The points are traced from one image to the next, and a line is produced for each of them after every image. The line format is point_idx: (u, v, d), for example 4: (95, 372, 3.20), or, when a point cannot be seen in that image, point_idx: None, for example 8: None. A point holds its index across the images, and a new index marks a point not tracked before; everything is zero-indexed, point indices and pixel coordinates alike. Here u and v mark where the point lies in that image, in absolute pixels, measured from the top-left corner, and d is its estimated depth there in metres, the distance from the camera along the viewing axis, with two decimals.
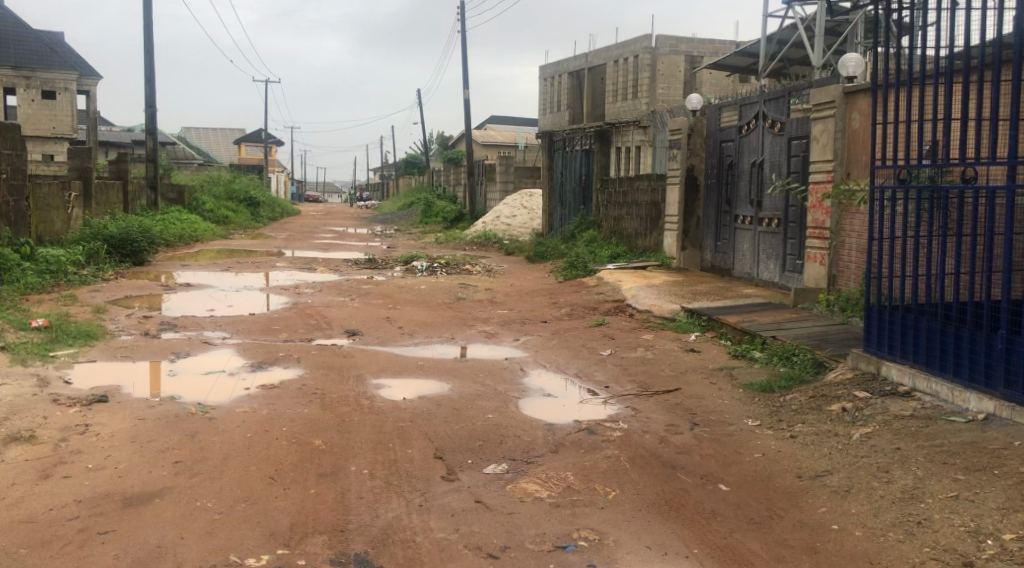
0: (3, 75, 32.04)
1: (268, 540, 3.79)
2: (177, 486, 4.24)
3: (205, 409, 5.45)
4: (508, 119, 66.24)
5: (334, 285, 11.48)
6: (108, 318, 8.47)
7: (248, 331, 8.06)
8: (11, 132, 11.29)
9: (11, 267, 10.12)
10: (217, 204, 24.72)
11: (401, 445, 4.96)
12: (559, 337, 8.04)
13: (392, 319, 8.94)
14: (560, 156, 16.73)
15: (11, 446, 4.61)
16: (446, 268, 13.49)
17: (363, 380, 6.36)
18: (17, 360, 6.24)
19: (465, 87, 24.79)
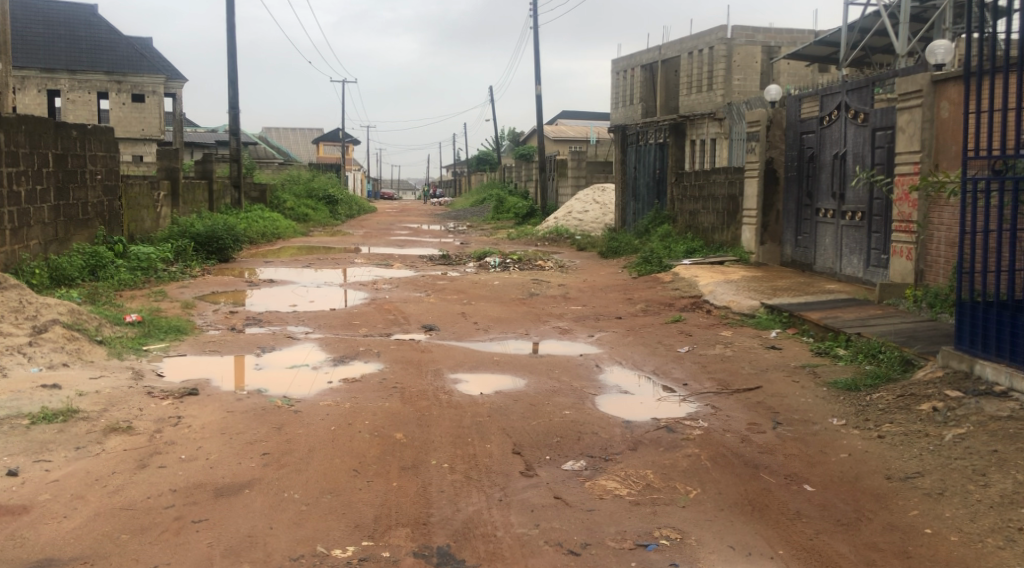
0: (97, 80, 33.41)
1: (354, 532, 3.87)
2: (265, 477, 4.37)
3: (290, 402, 5.59)
4: (581, 115, 65.99)
5: (411, 281, 11.62)
6: (196, 313, 8.76)
7: (330, 326, 8.25)
8: (105, 135, 11.79)
9: (106, 265, 10.56)
10: (297, 202, 25.31)
11: (480, 440, 5.00)
12: (635, 334, 7.99)
13: (468, 314, 9.01)
14: (633, 150, 16.57)
15: (111, 436, 4.81)
16: (519, 264, 13.53)
17: (440, 374, 6.44)
18: (113, 354, 6.52)
19: (538, 83, 24.80)
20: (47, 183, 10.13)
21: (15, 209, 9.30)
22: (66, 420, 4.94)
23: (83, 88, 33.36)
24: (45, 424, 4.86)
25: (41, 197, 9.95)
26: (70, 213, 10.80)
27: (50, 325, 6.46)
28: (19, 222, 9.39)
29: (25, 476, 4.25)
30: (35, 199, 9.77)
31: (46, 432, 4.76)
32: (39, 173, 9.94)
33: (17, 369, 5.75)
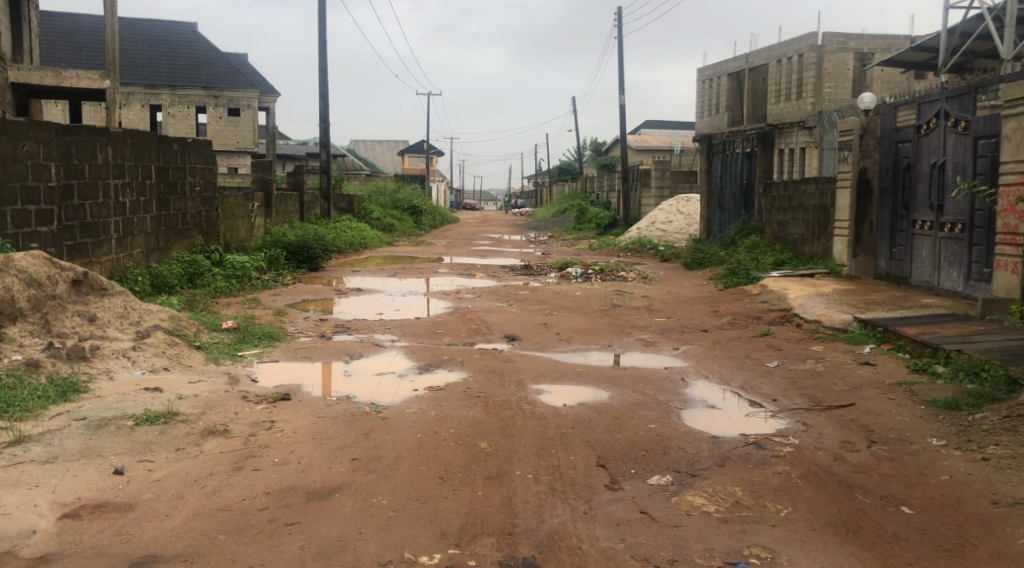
0: (195, 95, 34.71)
1: (440, 539, 3.91)
2: (353, 482, 4.45)
3: (378, 409, 5.70)
4: (665, 125, 65.40)
5: (493, 291, 11.70)
6: (288, 320, 9.01)
7: (415, 334, 8.37)
8: (204, 148, 12.24)
9: (203, 273, 10.95)
10: (383, 212, 25.79)
11: (564, 451, 4.99)
12: (722, 347, 7.85)
13: (551, 325, 9.01)
14: (719, 159, 16.31)
15: (209, 438, 4.99)
16: (602, 274, 13.47)
17: (523, 384, 6.45)
18: (210, 359, 6.76)
19: (622, 93, 24.68)
20: (150, 195, 10.58)
21: (120, 219, 9.73)
22: (168, 422, 5.15)
23: (183, 103, 34.69)
24: (148, 425, 5.06)
25: (144, 208, 10.40)
26: (171, 222, 11.26)
27: (151, 332, 6.75)
28: (123, 232, 9.82)
29: (129, 475, 4.44)
30: (138, 210, 10.22)
31: (149, 433, 4.96)
32: (142, 185, 10.38)
33: (121, 372, 6.01)
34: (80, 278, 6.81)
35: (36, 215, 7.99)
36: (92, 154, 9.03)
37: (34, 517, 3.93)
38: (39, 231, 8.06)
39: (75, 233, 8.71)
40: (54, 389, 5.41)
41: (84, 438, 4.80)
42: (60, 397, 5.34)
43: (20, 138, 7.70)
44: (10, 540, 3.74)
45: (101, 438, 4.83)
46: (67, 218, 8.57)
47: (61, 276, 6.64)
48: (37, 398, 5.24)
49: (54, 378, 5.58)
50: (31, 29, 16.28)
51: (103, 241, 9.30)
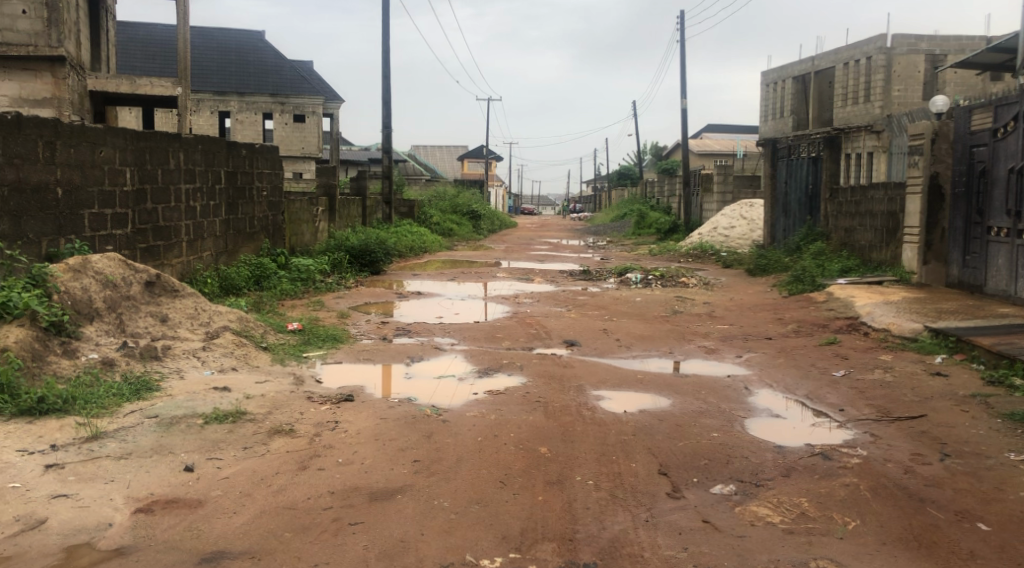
0: (262, 102, 35.47)
1: (501, 543, 3.92)
2: (416, 484, 4.49)
3: (438, 411, 5.74)
4: (727, 129, 64.62)
5: (552, 296, 11.69)
6: (351, 323, 9.13)
7: (475, 338, 8.41)
8: (271, 154, 12.49)
9: (269, 275, 11.18)
10: (442, 217, 25.98)
11: (625, 458, 4.96)
12: (786, 355, 7.72)
13: (611, 331, 8.97)
14: (784, 164, 16.02)
15: (275, 437, 5.08)
16: (662, 280, 13.35)
17: (583, 390, 6.42)
18: (276, 359, 6.90)
19: (684, 97, 24.46)
20: (219, 199, 10.85)
21: (191, 223, 10.00)
22: (235, 421, 5.26)
23: (250, 109, 35.43)
24: (217, 424, 5.19)
25: (213, 212, 10.67)
26: (238, 226, 11.54)
27: (220, 333, 6.92)
28: (193, 235, 10.09)
29: (199, 472, 4.55)
30: (208, 214, 10.49)
31: (218, 432, 5.08)
32: (212, 190, 10.65)
33: (192, 372, 6.17)
34: (153, 280, 7.02)
35: (112, 219, 8.24)
36: (164, 159, 9.28)
37: (110, 511, 4.06)
38: (115, 233, 8.30)
39: (148, 236, 8.96)
40: (128, 387, 5.58)
41: (156, 435, 4.94)
42: (133, 395, 5.50)
43: (99, 143, 7.93)
44: (89, 532, 3.87)
45: (173, 436, 4.96)
46: (141, 221, 8.82)
47: (136, 278, 6.86)
48: (112, 396, 5.41)
49: (128, 377, 5.75)
50: (107, 38, 16.80)
51: (174, 244, 9.57)
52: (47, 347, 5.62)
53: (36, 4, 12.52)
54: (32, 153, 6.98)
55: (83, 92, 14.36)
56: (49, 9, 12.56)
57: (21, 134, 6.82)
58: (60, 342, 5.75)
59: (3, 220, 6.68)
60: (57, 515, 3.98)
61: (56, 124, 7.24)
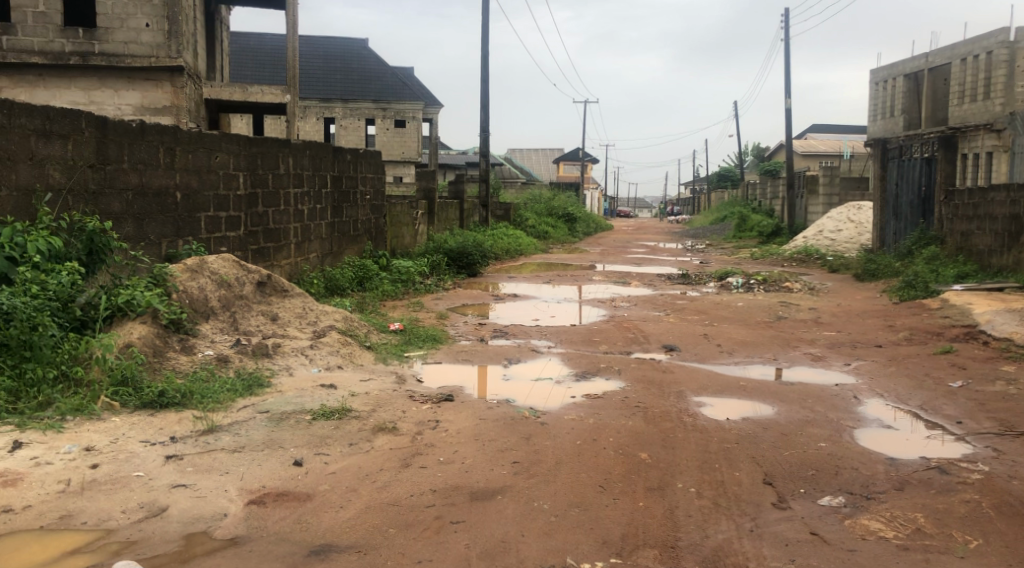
0: (365, 108, 36.33)
1: (602, 548, 3.90)
2: (516, 485, 4.51)
3: (537, 414, 5.75)
4: (833, 129, 62.76)
5: (650, 300, 11.58)
6: (449, 324, 9.24)
7: (572, 341, 8.39)
8: (374, 158, 12.79)
9: (371, 276, 11.44)
10: (538, 220, 26.07)
11: (728, 466, 4.86)
12: (898, 364, 7.42)
13: (711, 336, 8.80)
14: (894, 165, 15.41)
15: (379, 434, 5.19)
16: (765, 285, 13.04)
17: (683, 396, 6.33)
18: (378, 358, 7.05)
19: (788, 96, 23.83)
20: (325, 203, 11.17)
21: (299, 225, 10.33)
22: (342, 418, 5.40)
23: (354, 115, 36.29)
24: (324, 420, 5.33)
25: (320, 215, 10.99)
26: (343, 229, 11.85)
27: (326, 332, 7.12)
28: (301, 237, 10.42)
29: (307, 467, 4.69)
30: (315, 217, 10.81)
31: (325, 428, 5.22)
32: (319, 193, 10.97)
33: (300, 369, 6.37)
34: (264, 280, 7.30)
35: (227, 221, 8.59)
36: (275, 164, 9.61)
37: (225, 501, 4.22)
38: (228, 235, 8.64)
39: (259, 238, 9.30)
40: (242, 383, 5.80)
41: (267, 430, 5.11)
42: (246, 391, 5.72)
43: (214, 149, 8.27)
44: (206, 521, 4.03)
45: (283, 430, 5.13)
46: (253, 223, 9.16)
47: (248, 278, 7.14)
48: (226, 391, 5.63)
49: (241, 372, 5.99)
50: (221, 48, 17.50)
51: (283, 246, 9.90)
52: (166, 344, 5.90)
53: (158, 18, 13.18)
54: (154, 159, 7.31)
55: (199, 100, 15.00)
56: (169, 22, 13.17)
57: (144, 140, 7.15)
58: (178, 339, 6.03)
59: (127, 222, 7.03)
60: (177, 503, 4.17)
61: (175, 132, 7.57)
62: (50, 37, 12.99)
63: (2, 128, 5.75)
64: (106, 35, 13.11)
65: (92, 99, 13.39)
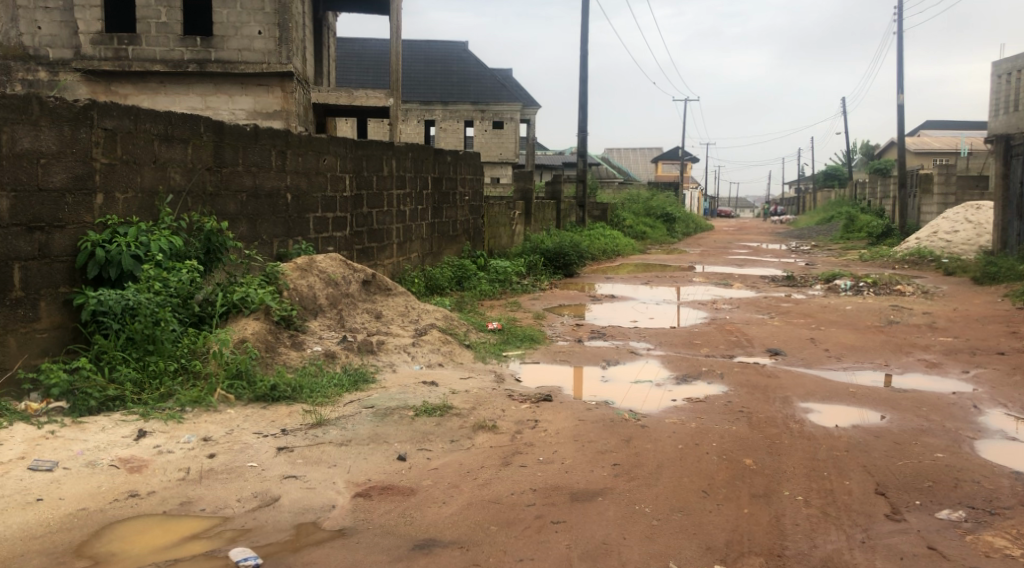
0: (464, 110, 36.77)
1: (706, 554, 3.84)
2: (616, 487, 4.48)
3: (637, 416, 5.70)
4: (949, 125, 60.01)
5: (753, 302, 11.31)
6: (547, 324, 9.26)
7: (672, 344, 8.28)
8: (473, 159, 12.92)
9: (470, 276, 11.56)
10: (636, 221, 25.86)
11: (838, 475, 4.71)
12: (1021, 373, 7.03)
13: (818, 340, 8.54)
14: (1018, 163, 14.52)
15: (479, 432, 5.24)
16: (875, 288, 12.56)
17: (789, 402, 6.16)
18: (477, 357, 7.12)
19: (901, 91, 22.87)
20: (426, 204, 11.35)
21: (400, 226, 10.52)
22: (443, 415, 5.47)
23: (453, 118, 36.78)
24: (427, 416, 5.42)
25: (421, 216, 11.18)
26: (443, 229, 12.02)
27: (427, 330, 7.22)
28: (403, 237, 10.63)
29: (410, 462, 4.77)
30: (416, 218, 11.01)
31: (427, 424, 5.31)
32: (420, 195, 11.15)
33: (403, 366, 6.50)
34: (368, 280, 7.49)
35: (333, 222, 8.83)
36: (379, 166, 9.82)
37: (333, 493, 4.34)
38: (335, 235, 8.89)
39: (363, 238, 9.53)
40: (348, 378, 5.96)
41: (372, 425, 5.23)
42: (352, 386, 5.87)
43: (322, 152, 8.51)
44: (315, 512, 4.16)
45: (387, 425, 5.24)
46: (358, 224, 9.39)
47: (354, 277, 7.35)
48: (334, 386, 5.79)
49: (348, 368, 6.15)
50: (328, 54, 17.99)
51: (386, 246, 10.12)
52: (277, 340, 6.11)
53: (270, 26, 13.65)
54: (267, 162, 7.57)
55: (307, 104, 15.48)
56: (280, 29, 13.64)
57: (257, 144, 7.41)
58: (289, 335, 6.24)
59: (242, 222, 7.30)
60: (288, 494, 4.31)
61: (286, 135, 7.81)
62: (171, 46, 13.65)
63: (130, 133, 5.99)
64: (221, 42, 13.66)
65: (209, 105, 13.98)
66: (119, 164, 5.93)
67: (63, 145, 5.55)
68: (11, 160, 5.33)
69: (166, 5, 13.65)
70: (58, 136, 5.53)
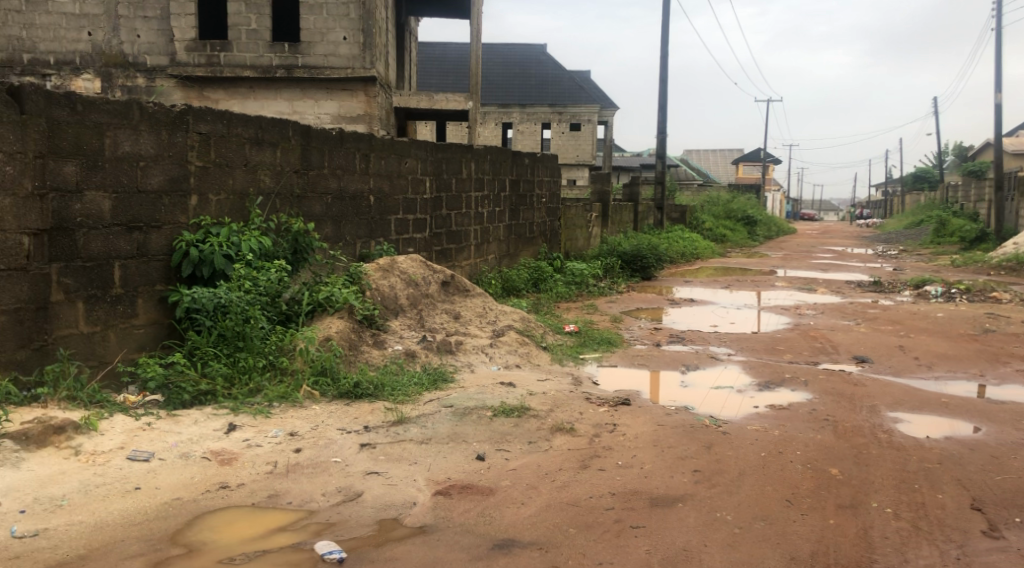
0: (542, 112, 36.84)
1: (791, 564, 3.76)
2: (697, 494, 4.43)
3: (718, 423, 5.61)
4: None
5: (838, 308, 11.02)
6: (625, 327, 9.20)
7: (753, 349, 8.13)
8: (550, 162, 12.95)
9: (546, 278, 11.59)
10: (716, 224, 25.51)
11: (930, 488, 4.55)
12: None
13: (907, 348, 8.27)
14: None
15: (557, 435, 5.25)
16: (968, 295, 12.10)
17: (877, 411, 5.98)
18: (555, 359, 7.14)
19: (999, 90, 21.97)
20: (503, 206, 11.41)
21: (478, 227, 10.61)
22: (521, 416, 5.50)
23: (531, 120, 36.89)
24: (505, 417, 5.45)
25: (498, 218, 11.25)
26: (520, 231, 12.08)
27: (506, 331, 7.26)
28: (480, 239, 10.72)
29: (489, 461, 4.81)
30: (494, 219, 11.09)
31: (505, 425, 5.34)
32: (498, 197, 11.22)
33: (481, 366, 6.56)
34: (447, 281, 7.61)
35: (414, 223, 8.96)
36: (458, 169, 9.93)
37: (413, 491, 4.41)
38: (415, 236, 9.02)
39: (442, 239, 9.64)
40: (427, 377, 6.04)
41: (451, 424, 5.29)
42: (432, 385, 5.94)
43: (404, 155, 8.64)
44: (397, 508, 4.23)
45: (466, 425, 5.29)
46: (437, 225, 9.51)
47: (433, 278, 7.48)
48: (414, 385, 5.88)
49: (427, 367, 6.23)
50: (409, 58, 18.24)
51: (464, 247, 10.22)
52: (360, 338, 6.23)
53: (355, 31, 13.94)
54: (351, 165, 7.73)
55: (389, 108, 15.72)
56: (364, 35, 13.92)
57: (342, 147, 7.57)
58: (371, 334, 6.37)
59: (327, 224, 7.47)
60: (371, 490, 4.39)
61: (370, 138, 7.97)
62: (260, 53, 14.03)
63: (223, 137, 6.20)
64: (308, 48, 13.99)
65: (295, 109, 14.34)
66: (212, 167, 6.14)
67: (161, 149, 5.76)
68: (114, 164, 5.50)
69: (256, 12, 14.04)
70: (156, 140, 5.73)
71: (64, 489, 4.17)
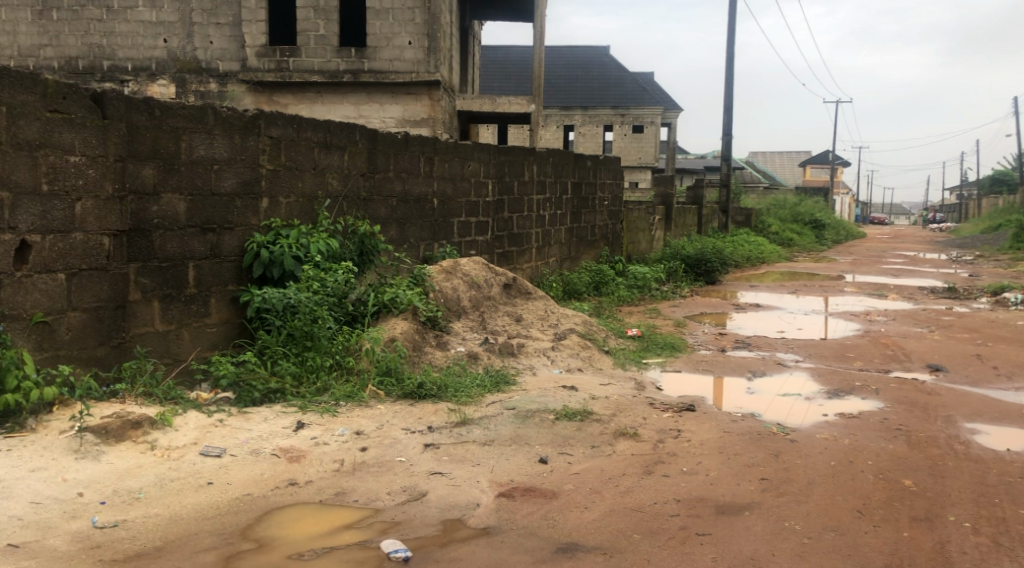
0: (604, 115, 36.65)
1: None
2: (764, 502, 4.35)
3: (785, 431, 5.51)
4: None
5: (911, 314, 10.72)
6: (689, 332, 9.10)
7: (822, 356, 7.96)
8: (613, 164, 12.89)
9: (608, 281, 11.53)
10: (782, 227, 25.05)
11: (1010, 502, 4.39)
12: None
13: (985, 357, 7.99)
14: None
15: (620, 439, 5.21)
16: None
17: (952, 421, 5.80)
18: (617, 363, 7.09)
19: None
20: (565, 209, 11.40)
21: (540, 230, 10.61)
22: (583, 420, 5.47)
23: (593, 122, 36.74)
24: (567, 421, 5.43)
25: (560, 221, 11.24)
26: (581, 234, 12.06)
27: (568, 334, 7.25)
28: (542, 242, 10.72)
29: (552, 465, 4.81)
30: (555, 222, 11.08)
31: (568, 428, 5.32)
32: (560, 199, 11.21)
33: (543, 369, 6.56)
34: (509, 283, 7.64)
35: (476, 226, 9.00)
36: (520, 172, 9.95)
37: (477, 492, 4.43)
38: (477, 239, 9.06)
39: (504, 242, 9.67)
40: (490, 379, 6.06)
41: (514, 426, 5.30)
42: (494, 387, 5.96)
43: (467, 158, 8.70)
44: (461, 509, 4.25)
45: (529, 428, 5.29)
46: (499, 228, 9.54)
47: (495, 280, 7.51)
48: (477, 386, 5.91)
49: (489, 369, 6.26)
50: (472, 62, 18.33)
51: (526, 250, 10.24)
52: (424, 339, 6.29)
53: (419, 35, 14.10)
54: (415, 168, 7.80)
55: (454, 111, 15.83)
56: (429, 39, 14.06)
57: (407, 151, 7.65)
58: (434, 335, 6.42)
59: (392, 226, 7.56)
60: (435, 490, 4.43)
61: (434, 142, 8.04)
62: (328, 58, 14.23)
63: (293, 141, 6.32)
64: (374, 53, 14.17)
65: (361, 113, 14.53)
66: (283, 170, 6.27)
67: (233, 152, 5.90)
68: (189, 167, 5.65)
69: (325, 18, 14.24)
70: (230, 144, 5.88)
71: (141, 482, 4.30)
